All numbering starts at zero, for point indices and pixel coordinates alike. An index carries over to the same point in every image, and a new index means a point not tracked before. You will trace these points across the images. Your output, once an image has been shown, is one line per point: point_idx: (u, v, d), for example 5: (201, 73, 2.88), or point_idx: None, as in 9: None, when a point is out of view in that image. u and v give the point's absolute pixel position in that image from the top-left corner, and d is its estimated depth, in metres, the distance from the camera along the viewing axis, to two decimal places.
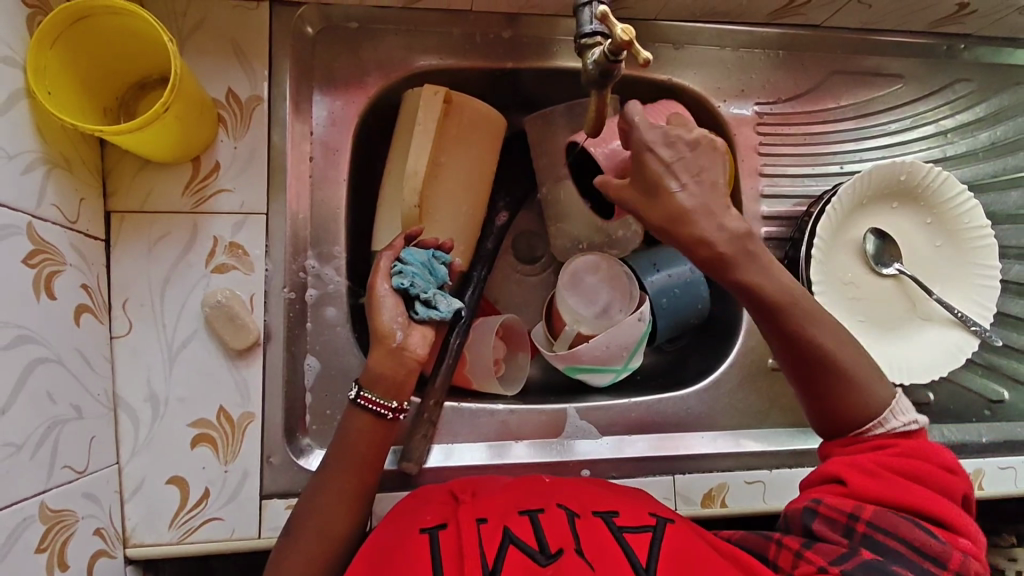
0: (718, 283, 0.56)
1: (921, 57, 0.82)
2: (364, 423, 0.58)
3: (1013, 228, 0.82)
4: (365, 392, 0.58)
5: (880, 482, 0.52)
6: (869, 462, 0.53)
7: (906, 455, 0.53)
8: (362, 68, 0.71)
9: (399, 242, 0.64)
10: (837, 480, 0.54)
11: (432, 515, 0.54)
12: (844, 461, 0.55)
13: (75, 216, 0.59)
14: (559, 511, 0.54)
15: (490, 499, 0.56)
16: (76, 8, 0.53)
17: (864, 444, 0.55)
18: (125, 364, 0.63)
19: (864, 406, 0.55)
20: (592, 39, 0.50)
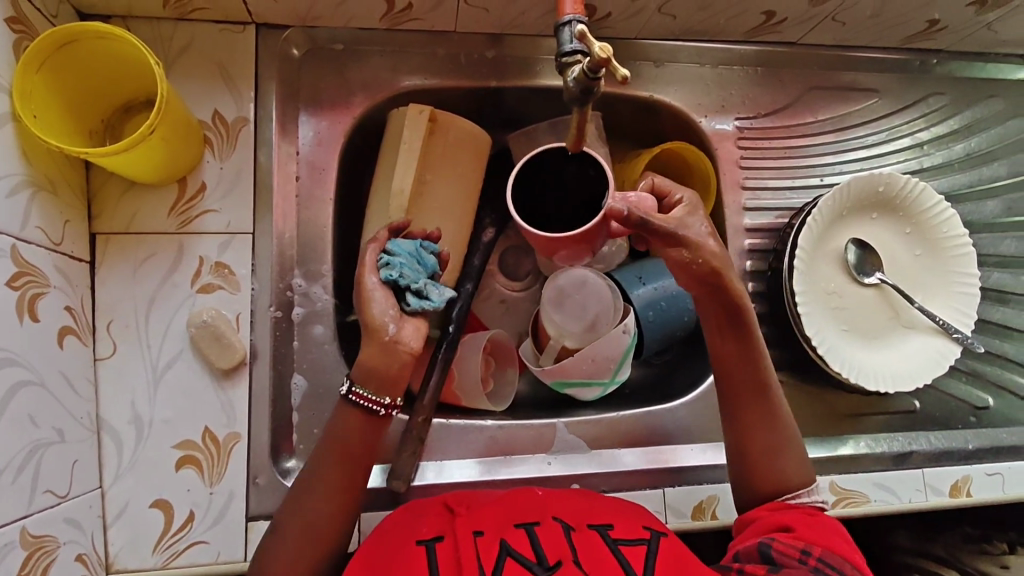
0: (710, 318, 0.62)
1: (896, 72, 0.84)
2: (354, 420, 0.57)
3: (990, 237, 0.84)
4: (356, 388, 0.57)
5: (824, 532, 0.53)
6: (806, 515, 0.55)
7: (837, 527, 0.55)
8: (348, 89, 0.72)
9: (385, 233, 0.63)
10: (781, 527, 0.54)
11: (428, 528, 0.54)
12: (784, 515, 0.55)
13: (59, 237, 0.59)
14: (555, 523, 0.54)
15: (485, 510, 0.55)
16: (63, 34, 0.54)
17: (795, 508, 0.56)
18: (109, 386, 0.62)
19: (793, 471, 0.59)
20: (573, 57, 0.50)
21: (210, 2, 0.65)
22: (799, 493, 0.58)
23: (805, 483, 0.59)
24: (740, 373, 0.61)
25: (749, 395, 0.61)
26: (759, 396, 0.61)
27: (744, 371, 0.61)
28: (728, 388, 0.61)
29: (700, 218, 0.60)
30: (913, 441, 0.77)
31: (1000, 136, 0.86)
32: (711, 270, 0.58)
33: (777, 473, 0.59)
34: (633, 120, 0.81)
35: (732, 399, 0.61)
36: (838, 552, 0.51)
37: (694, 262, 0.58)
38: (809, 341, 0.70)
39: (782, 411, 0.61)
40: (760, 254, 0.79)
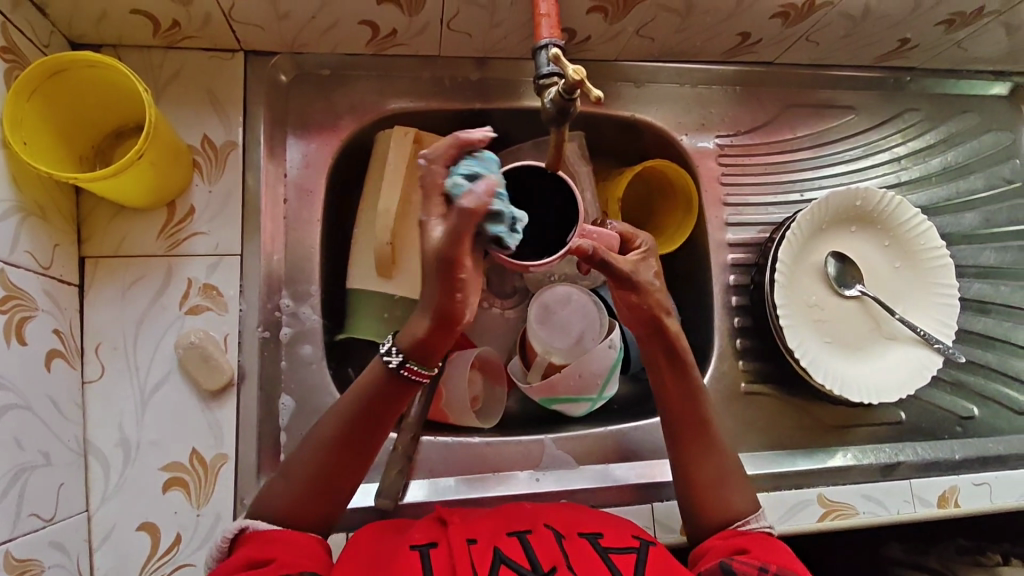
0: (651, 355, 0.62)
1: (872, 89, 0.86)
2: (395, 388, 0.56)
3: (969, 248, 0.86)
4: (409, 362, 0.55)
5: (779, 553, 0.54)
6: (761, 537, 0.56)
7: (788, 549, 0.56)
8: (336, 112, 0.74)
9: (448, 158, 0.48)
10: (739, 550, 0.54)
11: (420, 534, 0.54)
12: (739, 537, 0.56)
13: (48, 261, 0.60)
14: (547, 531, 0.55)
15: (477, 521, 0.56)
16: (55, 63, 0.55)
17: (750, 533, 0.56)
18: (97, 409, 0.63)
19: (740, 499, 0.59)
20: (550, 79, 0.51)
21: (199, 31, 0.66)
22: (749, 518, 0.58)
23: (751, 509, 0.59)
24: (680, 408, 0.62)
25: (691, 428, 0.62)
26: (702, 427, 0.62)
27: (686, 404, 0.62)
28: (672, 422, 0.62)
29: (653, 265, 0.61)
30: (900, 452, 0.78)
31: (976, 149, 0.88)
32: (651, 313, 0.60)
33: (722, 503, 0.59)
34: (616, 138, 0.83)
35: (676, 432, 0.62)
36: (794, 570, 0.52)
37: (642, 301, 0.59)
38: (792, 353, 0.71)
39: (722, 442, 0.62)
40: (743, 268, 0.80)
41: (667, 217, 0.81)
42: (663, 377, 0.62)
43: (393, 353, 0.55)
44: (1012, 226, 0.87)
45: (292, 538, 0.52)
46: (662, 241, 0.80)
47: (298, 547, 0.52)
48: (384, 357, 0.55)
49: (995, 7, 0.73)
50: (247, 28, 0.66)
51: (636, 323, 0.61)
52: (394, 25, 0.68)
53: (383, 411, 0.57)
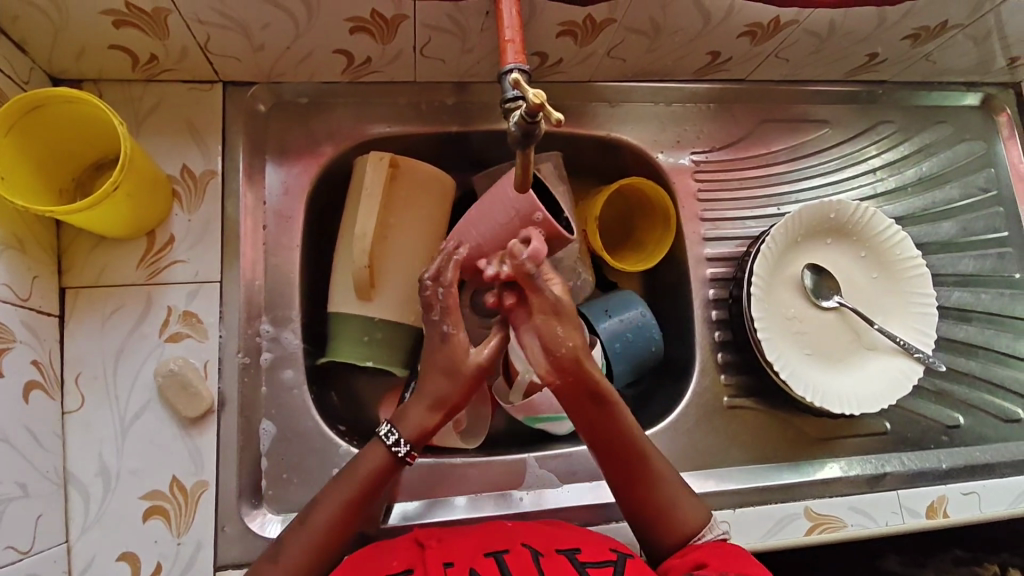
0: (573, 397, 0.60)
1: (845, 103, 0.88)
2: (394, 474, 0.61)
3: (947, 257, 0.86)
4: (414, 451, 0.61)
5: (735, 560, 0.55)
6: (715, 547, 0.57)
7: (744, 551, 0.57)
8: (314, 139, 0.75)
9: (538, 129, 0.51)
10: (698, 564, 0.55)
11: (398, 561, 0.54)
12: (697, 552, 0.57)
13: (27, 293, 0.60)
14: (524, 550, 0.55)
15: (455, 542, 0.56)
16: (33, 99, 0.56)
17: (704, 545, 0.58)
18: (77, 439, 0.63)
19: (692, 512, 0.60)
20: (515, 103, 0.52)
21: (177, 64, 0.68)
22: (702, 532, 0.60)
23: (705, 518, 0.61)
24: (612, 448, 0.61)
25: (627, 465, 0.61)
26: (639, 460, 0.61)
27: (616, 444, 0.60)
28: (609, 459, 0.61)
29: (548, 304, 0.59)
30: (886, 463, 0.78)
31: (951, 159, 0.89)
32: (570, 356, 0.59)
33: (676, 524, 0.60)
34: (594, 157, 0.84)
35: (614, 467, 0.61)
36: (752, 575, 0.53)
37: (557, 347, 0.58)
38: (771, 366, 0.71)
39: (662, 468, 0.61)
40: (722, 282, 0.81)
41: (646, 234, 0.82)
42: (589, 419, 0.60)
43: (399, 444, 0.61)
44: (990, 234, 0.88)
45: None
46: (640, 258, 0.80)
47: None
48: (386, 440, 0.61)
49: (959, 21, 0.74)
50: (224, 60, 0.68)
51: (555, 373, 0.59)
52: (368, 54, 0.69)
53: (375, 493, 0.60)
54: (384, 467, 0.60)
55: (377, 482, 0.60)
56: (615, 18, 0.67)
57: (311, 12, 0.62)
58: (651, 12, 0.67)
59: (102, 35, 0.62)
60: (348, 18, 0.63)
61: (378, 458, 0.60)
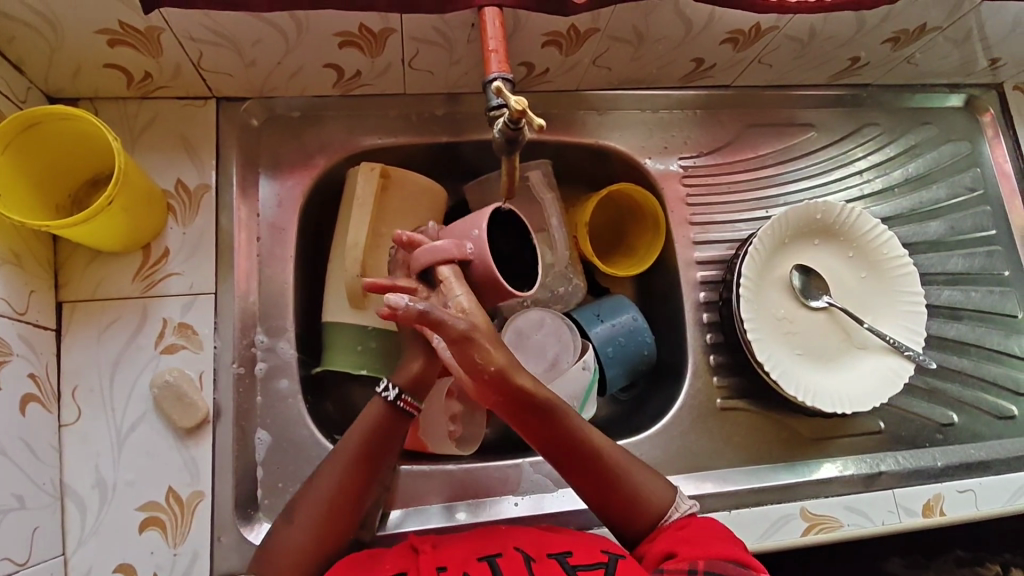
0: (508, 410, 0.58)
1: (830, 107, 0.89)
2: (393, 422, 0.62)
3: (935, 256, 0.87)
4: (404, 395, 0.62)
5: (700, 544, 0.56)
6: (680, 533, 0.57)
7: (707, 525, 0.58)
8: (307, 151, 0.76)
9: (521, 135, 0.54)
10: (667, 554, 0.56)
11: (391, 564, 0.55)
12: (664, 541, 0.57)
13: (23, 307, 0.61)
14: (517, 553, 0.55)
15: (449, 547, 0.57)
16: (27, 117, 0.57)
17: (671, 526, 0.59)
18: (73, 452, 0.63)
19: (656, 496, 0.61)
20: (498, 111, 0.55)
21: (171, 81, 0.69)
22: (669, 513, 0.60)
23: (670, 500, 0.61)
24: (564, 453, 0.60)
25: (582, 466, 0.60)
26: (595, 460, 0.60)
27: (566, 449, 0.59)
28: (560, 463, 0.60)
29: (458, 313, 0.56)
30: (882, 462, 0.78)
31: (937, 159, 0.90)
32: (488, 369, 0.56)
33: (641, 511, 0.60)
34: (585, 165, 0.85)
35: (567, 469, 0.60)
36: (717, 559, 0.54)
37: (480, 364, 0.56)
38: (762, 366, 0.72)
39: (620, 462, 0.61)
40: (712, 285, 0.82)
41: (637, 239, 0.83)
42: (530, 430, 0.59)
43: (390, 388, 0.62)
44: (978, 232, 0.89)
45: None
46: (632, 263, 0.81)
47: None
48: (381, 391, 0.62)
49: (938, 24, 0.76)
50: (217, 76, 0.69)
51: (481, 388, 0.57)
52: (358, 67, 0.71)
53: (382, 447, 0.61)
54: (386, 418, 0.61)
55: (381, 435, 0.61)
56: (599, 28, 0.69)
57: (301, 27, 0.64)
58: (634, 20, 0.69)
59: (97, 54, 0.63)
60: (338, 32, 0.65)
61: (379, 411, 0.61)
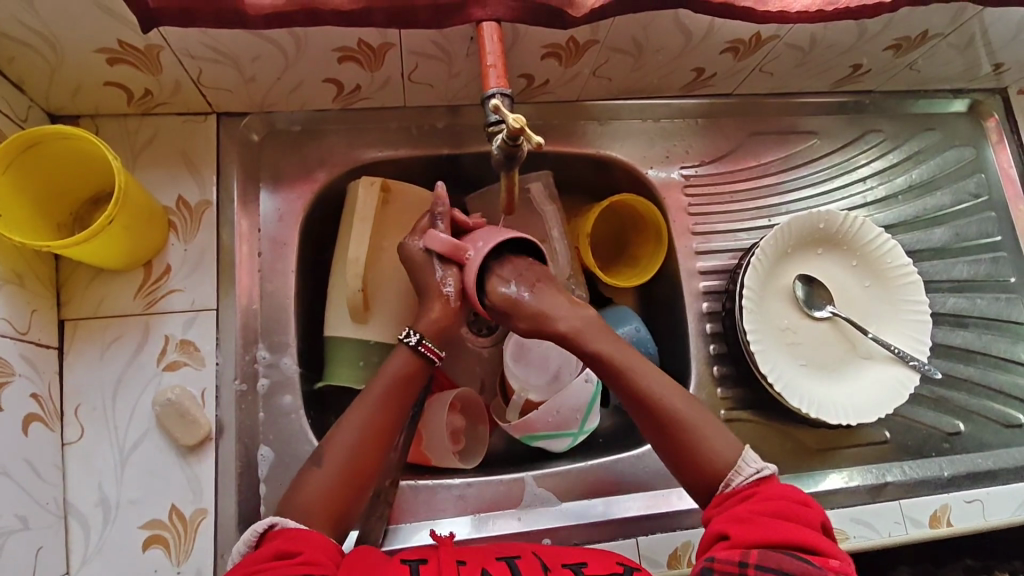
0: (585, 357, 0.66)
1: (833, 115, 0.88)
2: (405, 359, 0.65)
3: (940, 263, 0.87)
4: (425, 340, 0.65)
5: (755, 527, 0.54)
6: (741, 512, 0.56)
7: (769, 500, 0.57)
8: (308, 165, 0.76)
9: (519, 150, 0.53)
10: (722, 535, 0.55)
11: (412, 553, 0.56)
12: (723, 520, 0.56)
13: (26, 327, 0.61)
14: (535, 558, 0.56)
15: (469, 549, 0.58)
16: (30, 137, 0.58)
17: (733, 495, 0.59)
18: (75, 470, 0.63)
19: (718, 458, 0.61)
20: (497, 127, 0.55)
21: (171, 98, 0.69)
22: (731, 476, 0.60)
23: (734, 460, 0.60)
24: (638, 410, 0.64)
25: (653, 424, 0.63)
26: (662, 416, 0.62)
27: (640, 410, 0.63)
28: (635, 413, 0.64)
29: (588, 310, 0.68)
30: (888, 472, 0.77)
31: (941, 165, 0.90)
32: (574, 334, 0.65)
33: (706, 470, 0.61)
34: (587, 175, 0.85)
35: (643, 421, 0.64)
36: (771, 543, 0.53)
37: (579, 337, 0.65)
38: (766, 378, 0.72)
39: (692, 421, 0.62)
40: (715, 295, 0.81)
41: (639, 249, 0.83)
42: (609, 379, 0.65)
43: (411, 334, 0.65)
44: (983, 239, 0.88)
45: (317, 537, 0.54)
46: (633, 274, 0.81)
47: (323, 546, 0.53)
48: (403, 339, 0.65)
49: (940, 30, 0.75)
50: (218, 93, 0.69)
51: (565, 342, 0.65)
52: (357, 81, 0.71)
53: (406, 393, 0.64)
54: (410, 364, 0.64)
55: (402, 383, 0.64)
56: (597, 39, 0.69)
57: (300, 44, 0.63)
58: (633, 32, 0.69)
59: (97, 73, 0.64)
60: (337, 48, 0.65)
61: (407, 360, 0.65)
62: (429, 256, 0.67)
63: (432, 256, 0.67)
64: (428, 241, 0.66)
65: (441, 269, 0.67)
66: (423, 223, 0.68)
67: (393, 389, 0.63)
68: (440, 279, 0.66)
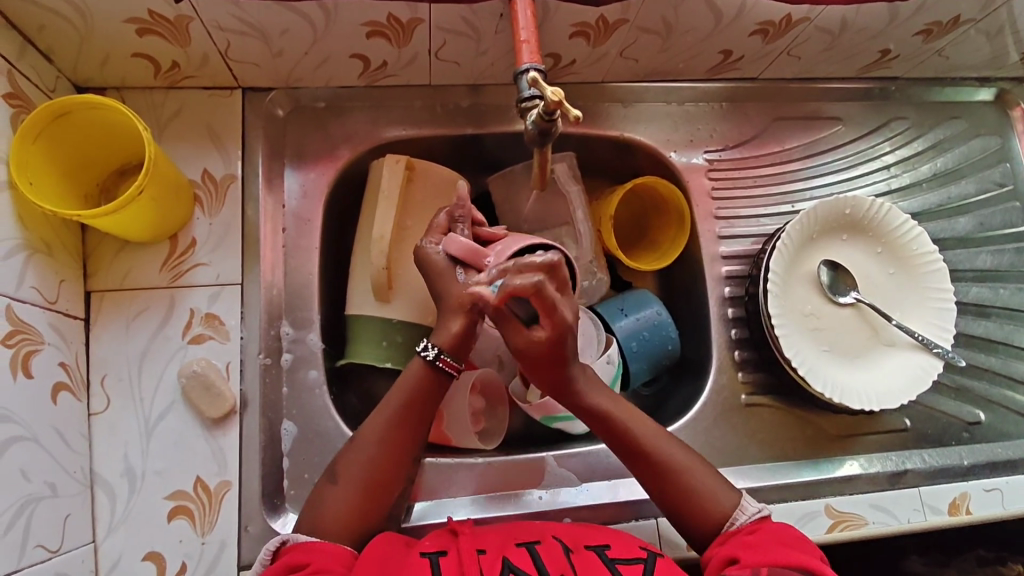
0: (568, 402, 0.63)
1: (858, 101, 0.87)
2: (421, 370, 0.62)
3: (965, 252, 0.86)
4: (444, 354, 0.62)
5: (760, 551, 0.55)
6: (746, 537, 0.57)
7: (772, 532, 0.57)
8: (333, 142, 0.76)
9: (551, 126, 0.55)
10: (729, 560, 0.56)
11: (431, 542, 0.56)
12: (731, 546, 0.57)
13: (54, 296, 0.61)
14: (555, 543, 0.57)
15: (487, 533, 0.58)
16: (60, 105, 0.57)
17: (738, 533, 0.59)
18: (102, 441, 0.64)
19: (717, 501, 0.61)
20: (531, 102, 0.56)
21: (197, 71, 0.69)
22: (734, 516, 0.60)
23: (734, 502, 0.61)
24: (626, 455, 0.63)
25: (647, 469, 0.62)
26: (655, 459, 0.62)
27: (632, 454, 0.62)
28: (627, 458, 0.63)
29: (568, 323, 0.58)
30: (908, 460, 0.77)
31: (966, 154, 0.89)
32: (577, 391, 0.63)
33: (705, 514, 0.61)
34: (608, 157, 0.85)
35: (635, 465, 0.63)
36: (779, 565, 0.53)
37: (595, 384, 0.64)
38: (790, 363, 0.71)
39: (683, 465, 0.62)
40: (738, 280, 0.81)
41: (661, 233, 0.83)
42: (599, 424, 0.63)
43: (429, 348, 0.61)
44: (1007, 229, 0.87)
45: (330, 548, 0.55)
46: (656, 257, 0.81)
47: (335, 556, 0.54)
48: (420, 352, 0.61)
49: (972, 15, 0.74)
50: (243, 66, 0.69)
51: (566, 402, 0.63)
52: (384, 57, 0.70)
53: (424, 406, 0.62)
54: (426, 378, 0.62)
55: (423, 396, 0.62)
56: (628, 18, 0.68)
57: (330, 17, 0.63)
58: (663, 11, 0.68)
59: (126, 43, 0.63)
60: (366, 22, 0.64)
61: (421, 371, 0.62)
62: (451, 264, 0.62)
63: (453, 264, 0.62)
64: (449, 246, 0.62)
65: (462, 274, 0.62)
66: (441, 223, 0.65)
67: (413, 402, 0.61)
68: (463, 284, 0.62)
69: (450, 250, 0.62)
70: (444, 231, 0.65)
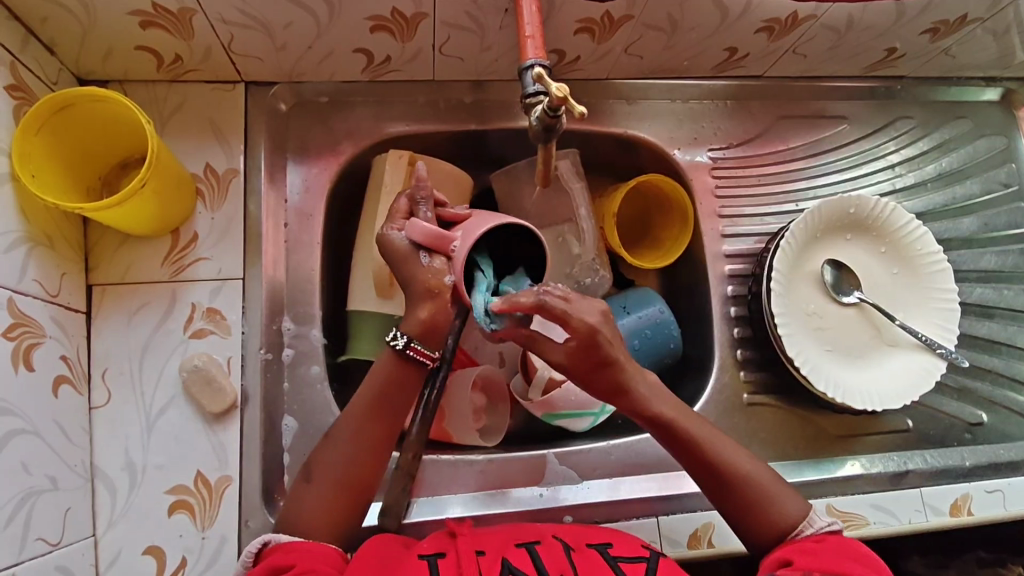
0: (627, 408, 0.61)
1: (863, 100, 0.87)
2: (391, 361, 0.61)
3: (968, 252, 0.86)
4: (415, 343, 0.60)
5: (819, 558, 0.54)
6: (809, 544, 0.56)
7: (836, 543, 0.57)
8: (335, 138, 0.76)
9: (552, 121, 0.55)
10: (783, 562, 0.55)
11: (429, 544, 0.56)
12: (789, 549, 0.56)
13: (55, 290, 0.61)
14: (555, 542, 0.57)
15: (488, 534, 0.58)
16: (64, 97, 0.57)
17: (801, 540, 0.58)
18: (102, 435, 0.64)
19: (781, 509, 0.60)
20: (536, 97, 0.56)
21: (200, 64, 0.69)
22: (801, 526, 0.59)
23: (803, 512, 0.60)
24: (693, 462, 0.61)
25: (712, 475, 0.61)
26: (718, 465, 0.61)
27: (698, 461, 0.61)
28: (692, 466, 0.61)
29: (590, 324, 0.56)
30: (909, 460, 0.77)
31: (971, 154, 0.89)
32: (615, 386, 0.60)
33: (769, 521, 0.60)
34: (611, 155, 0.84)
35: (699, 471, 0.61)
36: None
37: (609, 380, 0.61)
38: (793, 362, 0.71)
39: (748, 472, 0.61)
40: (740, 278, 0.81)
41: (663, 231, 0.82)
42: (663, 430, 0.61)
43: (399, 337, 0.60)
44: (1012, 230, 0.87)
45: (311, 548, 0.55)
46: (658, 255, 0.80)
47: (319, 555, 0.54)
48: (390, 341, 0.60)
49: (978, 15, 0.74)
50: (247, 60, 0.69)
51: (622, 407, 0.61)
52: (388, 52, 0.70)
53: (400, 398, 0.61)
54: (402, 371, 0.61)
55: (403, 390, 0.61)
56: (633, 14, 0.68)
57: (334, 12, 0.63)
58: (669, 8, 0.68)
59: (128, 36, 0.63)
60: (370, 17, 0.64)
61: (393, 361, 0.61)
62: (414, 249, 0.59)
63: (416, 249, 0.59)
64: (411, 231, 0.59)
65: (427, 259, 0.59)
66: (401, 207, 0.62)
67: (391, 395, 0.61)
68: (428, 269, 0.59)
69: (412, 236, 0.59)
70: (405, 215, 0.62)
